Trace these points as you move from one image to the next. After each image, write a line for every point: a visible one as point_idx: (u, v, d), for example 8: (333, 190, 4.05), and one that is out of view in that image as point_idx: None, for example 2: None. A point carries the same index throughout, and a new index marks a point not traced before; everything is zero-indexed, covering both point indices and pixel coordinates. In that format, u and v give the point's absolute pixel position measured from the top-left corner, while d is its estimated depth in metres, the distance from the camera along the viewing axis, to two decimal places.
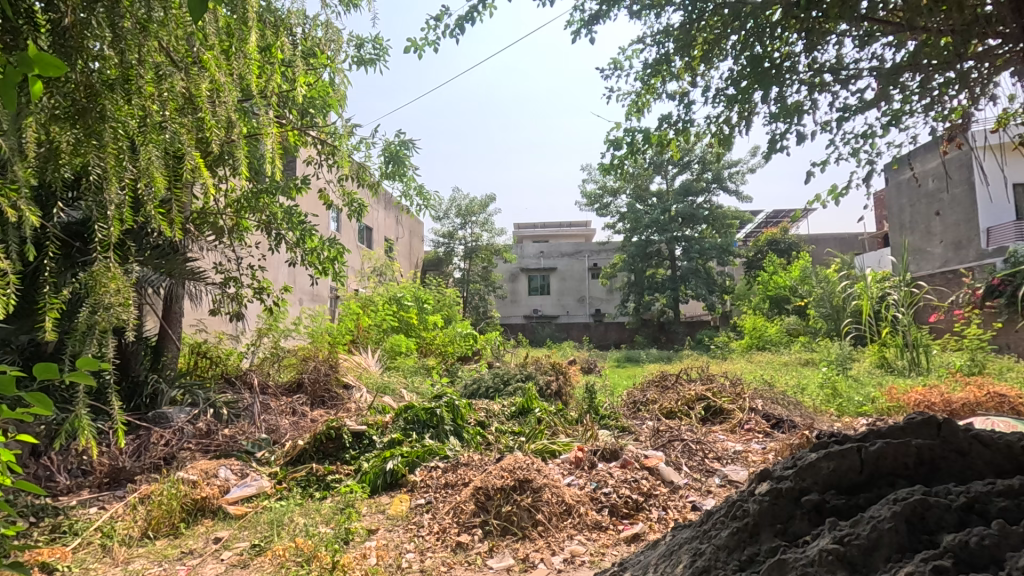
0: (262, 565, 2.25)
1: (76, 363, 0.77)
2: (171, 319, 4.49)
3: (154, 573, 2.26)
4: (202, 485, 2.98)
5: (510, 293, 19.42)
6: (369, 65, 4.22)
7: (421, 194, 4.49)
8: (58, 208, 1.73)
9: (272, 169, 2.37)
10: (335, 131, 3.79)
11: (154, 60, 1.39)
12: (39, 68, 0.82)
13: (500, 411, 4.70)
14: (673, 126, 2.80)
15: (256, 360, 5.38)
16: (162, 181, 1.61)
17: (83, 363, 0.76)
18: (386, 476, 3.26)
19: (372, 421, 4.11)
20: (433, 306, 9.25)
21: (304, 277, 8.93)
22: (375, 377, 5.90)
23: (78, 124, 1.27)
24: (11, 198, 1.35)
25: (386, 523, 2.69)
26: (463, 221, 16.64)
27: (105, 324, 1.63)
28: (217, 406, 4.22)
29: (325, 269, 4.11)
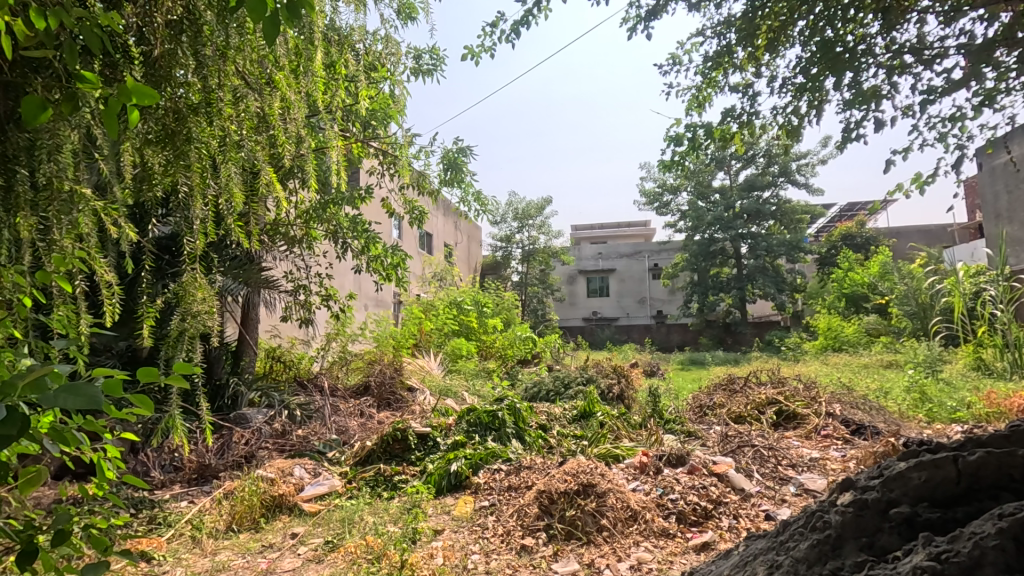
0: (335, 561, 2.34)
1: (175, 368, 0.84)
2: (249, 325, 4.77)
3: (239, 565, 2.41)
4: (279, 482, 3.15)
5: (569, 295, 19.33)
6: (426, 75, 4.32)
7: (479, 199, 4.55)
8: (152, 224, 1.89)
9: (339, 181, 2.47)
10: (396, 141, 3.91)
11: (232, 83, 1.48)
12: (135, 97, 0.89)
13: (561, 414, 4.68)
14: (737, 119, 2.70)
15: (326, 363, 5.63)
16: (241, 196, 1.72)
17: (179, 366, 0.82)
18: (451, 478, 3.32)
19: (436, 423, 4.20)
20: (493, 310, 9.36)
21: (369, 283, 9.30)
22: (437, 380, 6.03)
23: (168, 147, 1.38)
24: (113, 216, 1.49)
25: (451, 524, 2.74)
26: (520, 224, 16.72)
27: (193, 330, 1.76)
28: (291, 408, 4.45)
29: (389, 275, 4.25)
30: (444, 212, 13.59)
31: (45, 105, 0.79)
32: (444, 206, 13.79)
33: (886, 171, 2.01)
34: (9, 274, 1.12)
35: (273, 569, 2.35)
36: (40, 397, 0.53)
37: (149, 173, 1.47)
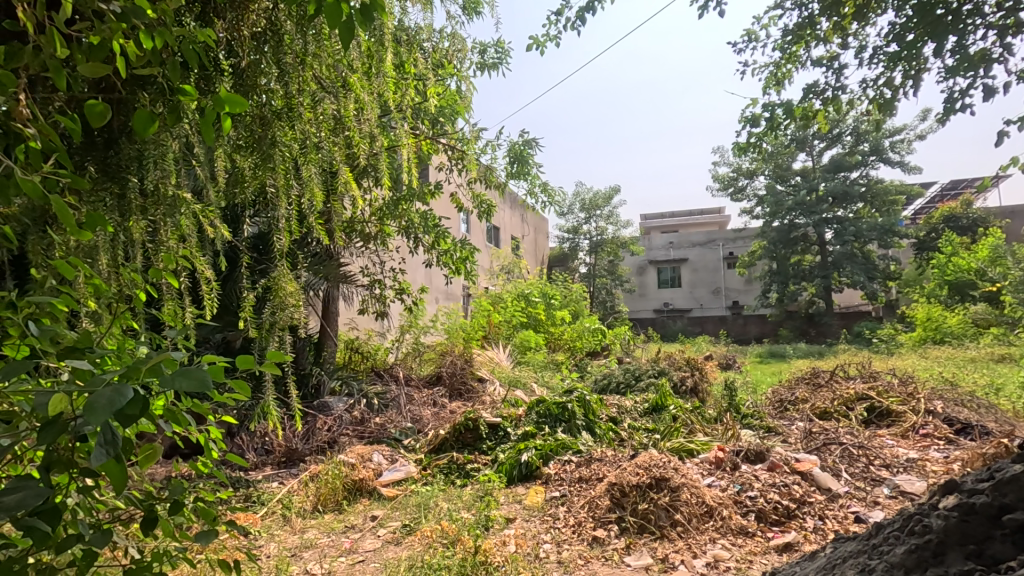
0: (412, 544, 2.44)
1: (269, 356, 0.91)
2: (330, 318, 5.04)
3: (325, 543, 2.57)
4: (359, 467, 3.32)
5: (639, 286, 18.92)
6: (492, 69, 4.35)
7: (546, 191, 4.54)
8: (243, 224, 2.04)
9: (410, 178, 2.55)
10: (463, 137, 3.97)
11: (310, 88, 1.56)
12: (227, 105, 0.96)
13: (632, 407, 4.62)
14: (820, 95, 2.53)
15: (401, 354, 5.85)
16: (320, 195, 1.82)
17: (273, 354, 0.88)
18: (522, 468, 3.37)
19: (506, 414, 4.26)
20: (561, 302, 9.34)
21: (439, 277, 9.57)
22: (507, 371, 6.11)
23: (256, 151, 1.49)
24: (210, 217, 1.62)
25: (523, 513, 2.78)
26: (588, 215, 16.51)
27: (282, 322, 1.88)
28: (369, 397, 4.67)
29: (458, 269, 4.34)
30: (511, 205, 13.67)
31: (154, 116, 0.86)
32: (511, 198, 13.87)
33: (997, 143, 1.82)
34: (128, 272, 1.25)
35: (356, 548, 2.48)
36: (160, 379, 0.59)
37: (240, 175, 1.59)
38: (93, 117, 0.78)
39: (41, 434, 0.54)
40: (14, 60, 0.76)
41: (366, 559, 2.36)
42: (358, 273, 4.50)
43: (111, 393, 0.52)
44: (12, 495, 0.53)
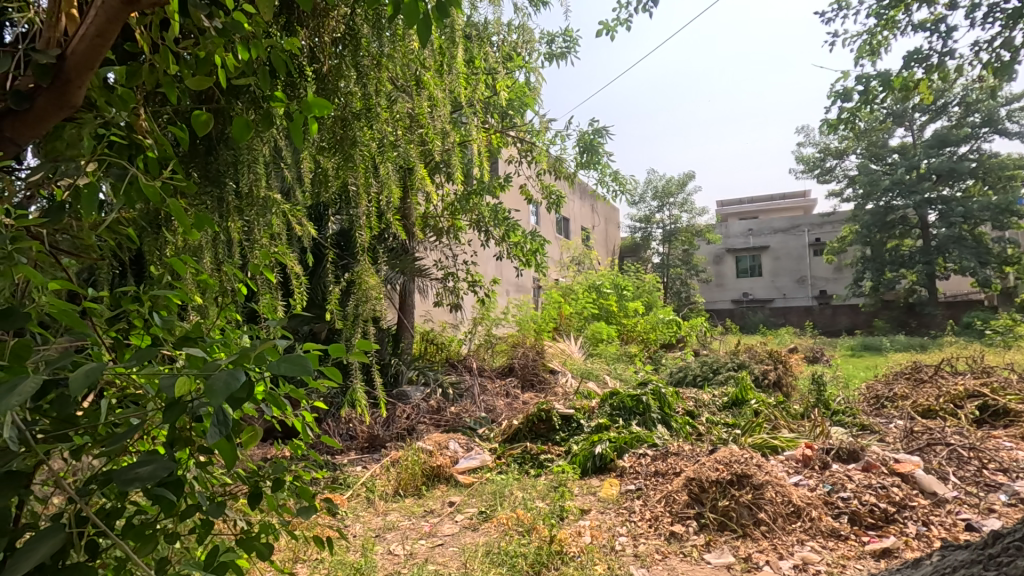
0: (489, 531, 2.50)
1: (357, 346, 0.98)
2: (406, 310, 5.23)
3: (406, 526, 2.68)
4: (436, 454, 3.44)
5: (716, 276, 18.18)
6: (560, 58, 4.30)
7: (617, 180, 4.45)
8: (328, 221, 2.16)
9: (481, 171, 2.59)
10: (532, 128, 3.97)
11: (386, 89, 1.62)
12: (313, 109, 1.01)
13: (710, 401, 4.47)
14: (922, 62, 2.31)
15: (474, 345, 5.97)
16: (398, 191, 1.89)
17: (362, 343, 0.93)
18: (596, 460, 3.35)
19: (579, 406, 4.26)
20: (633, 293, 9.15)
21: (510, 269, 9.68)
22: (578, 363, 6.10)
23: (338, 152, 1.57)
24: (298, 216, 1.73)
25: (598, 505, 2.77)
26: (660, 203, 16.02)
27: (365, 314, 1.98)
28: (444, 386, 4.81)
29: (529, 261, 4.35)
30: (581, 195, 13.50)
31: (250, 123, 0.93)
32: (582, 188, 13.71)
33: None
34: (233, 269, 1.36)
35: (435, 532, 2.58)
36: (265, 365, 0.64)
37: (324, 176, 1.68)
38: (198, 126, 0.86)
39: (166, 413, 0.60)
40: (133, 78, 0.84)
41: (444, 543, 2.44)
42: (432, 267, 4.63)
43: (226, 376, 0.57)
44: (144, 467, 0.59)
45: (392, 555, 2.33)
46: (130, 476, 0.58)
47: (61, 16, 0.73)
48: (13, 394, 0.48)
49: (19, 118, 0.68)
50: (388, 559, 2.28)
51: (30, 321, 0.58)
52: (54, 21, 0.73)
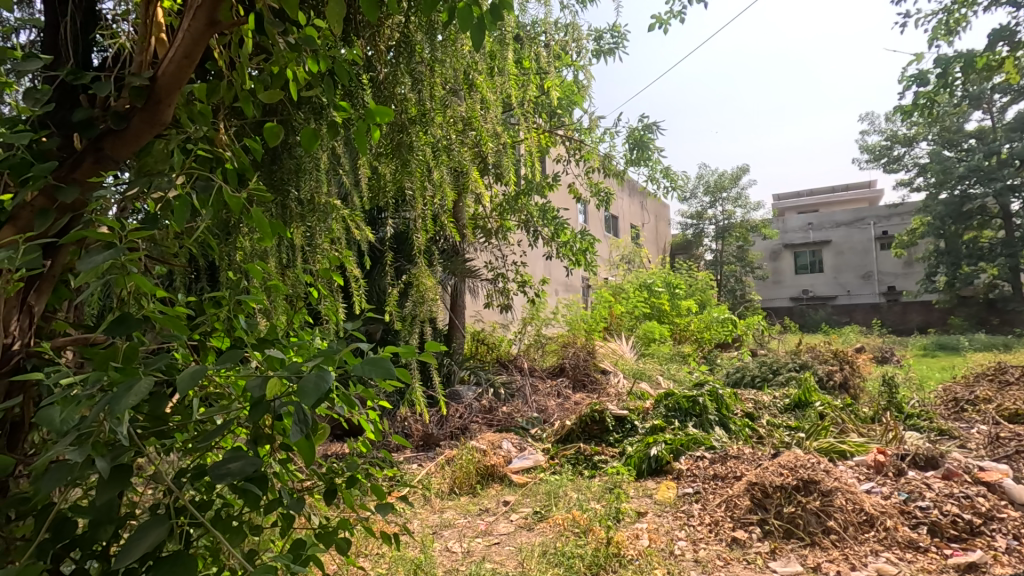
0: (545, 531, 2.50)
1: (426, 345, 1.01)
2: (457, 311, 5.30)
3: (462, 523, 2.72)
4: (490, 454, 3.47)
5: (773, 273, 17.50)
6: (608, 54, 4.25)
7: (669, 176, 4.36)
8: (384, 225, 2.22)
9: (532, 172, 2.60)
10: (581, 126, 3.94)
11: (440, 93, 1.65)
12: (376, 117, 1.04)
13: (770, 403, 4.32)
14: (1009, 39, 2.14)
15: (524, 345, 5.98)
16: (452, 194, 1.92)
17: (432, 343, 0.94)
18: (652, 462, 3.29)
19: (633, 406, 4.20)
20: (686, 291, 8.93)
21: (559, 269, 9.66)
22: (630, 363, 6.02)
23: (395, 157, 1.60)
24: (356, 220, 1.78)
25: (654, 508, 2.72)
26: (713, 198, 15.56)
27: (422, 315, 2.02)
28: (496, 386, 4.85)
29: (579, 260, 4.33)
30: (630, 192, 13.28)
31: (317, 133, 0.97)
32: (630, 185, 13.49)
33: None
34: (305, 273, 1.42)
35: (491, 531, 2.60)
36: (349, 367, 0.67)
37: (381, 181, 1.72)
38: (270, 136, 0.91)
39: (254, 411, 0.63)
40: (213, 94, 0.89)
41: (500, 542, 2.46)
42: (482, 267, 4.67)
43: (315, 378, 0.59)
44: (234, 463, 0.62)
45: (449, 551, 2.37)
46: (223, 471, 0.61)
47: (151, 40, 0.79)
48: (129, 393, 0.52)
49: (118, 137, 0.72)
50: (446, 555, 2.32)
51: (140, 328, 0.66)
52: (145, 43, 0.79)
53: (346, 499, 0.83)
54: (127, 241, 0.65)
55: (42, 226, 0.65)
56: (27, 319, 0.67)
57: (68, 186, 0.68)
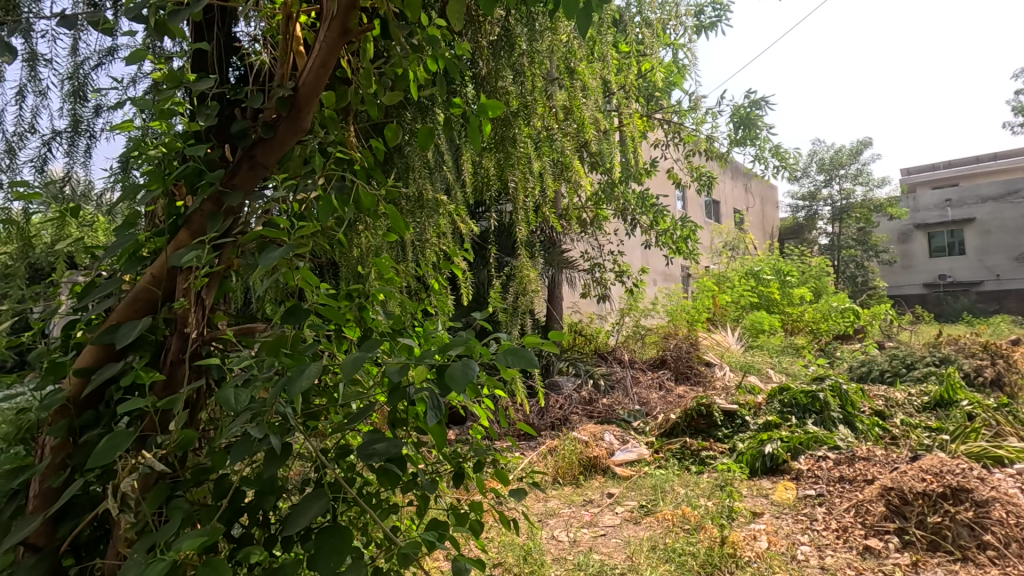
0: (652, 526, 2.45)
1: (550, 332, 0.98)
2: (554, 302, 5.30)
3: (566, 513, 2.73)
4: (593, 445, 3.46)
5: (902, 257, 15.74)
6: (709, 29, 4.01)
7: (779, 155, 4.05)
8: (486, 219, 2.26)
9: (633, 158, 2.52)
10: (681, 108, 3.75)
11: (540, 83, 1.63)
12: (489, 110, 1.04)
13: (904, 400, 3.90)
14: None
15: (622, 336, 5.86)
16: (554, 185, 1.90)
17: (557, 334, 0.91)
18: (766, 460, 3.10)
19: (743, 401, 3.97)
20: (798, 279, 8.29)
21: (656, 258, 9.35)
22: (737, 356, 5.71)
23: (498, 150, 1.61)
24: (461, 215, 1.83)
25: (772, 509, 2.55)
26: (828, 176, 14.23)
27: (524, 306, 2.03)
28: (595, 377, 4.80)
29: (680, 248, 4.15)
30: (733, 174, 12.48)
31: (434, 132, 1.00)
32: (733, 168, 12.68)
33: None
34: (422, 266, 1.48)
35: (597, 522, 2.58)
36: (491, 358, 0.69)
37: (485, 175, 1.74)
38: (392, 136, 0.95)
39: (394, 395, 0.67)
40: (342, 100, 0.95)
41: (607, 534, 2.43)
42: (578, 258, 4.63)
43: (461, 366, 0.62)
44: (380, 444, 0.67)
45: (556, 540, 2.39)
46: (370, 451, 0.66)
47: (291, 53, 0.86)
48: (302, 376, 0.58)
49: (268, 145, 0.79)
50: (553, 544, 2.34)
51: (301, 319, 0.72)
52: (286, 57, 0.86)
53: (476, 484, 0.86)
54: (291, 239, 0.72)
55: (215, 227, 0.73)
56: (202, 312, 0.75)
57: (232, 191, 0.76)
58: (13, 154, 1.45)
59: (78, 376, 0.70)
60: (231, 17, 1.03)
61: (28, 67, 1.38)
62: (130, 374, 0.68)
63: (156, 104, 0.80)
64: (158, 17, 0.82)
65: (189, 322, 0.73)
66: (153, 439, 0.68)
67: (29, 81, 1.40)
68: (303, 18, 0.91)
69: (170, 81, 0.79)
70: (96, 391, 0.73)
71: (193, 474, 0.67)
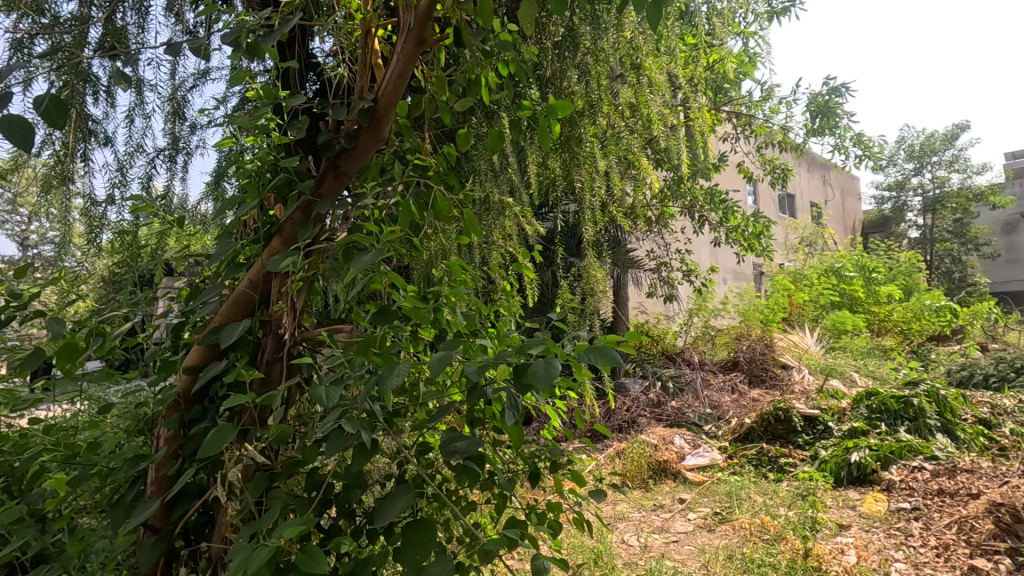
0: (728, 534, 2.35)
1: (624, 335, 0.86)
2: (620, 303, 5.22)
3: (636, 517, 2.68)
4: (662, 449, 3.37)
5: (1007, 249, 14.32)
6: (781, 14, 3.81)
7: (862, 143, 3.79)
8: (552, 220, 2.26)
9: (703, 153, 2.44)
10: (751, 99, 3.59)
11: (605, 81, 1.61)
12: (558, 111, 1.03)
13: (1015, 408, 3.55)
14: None
15: (691, 338, 5.68)
16: (621, 184, 1.87)
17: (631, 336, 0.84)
18: (852, 469, 2.91)
19: (826, 406, 3.74)
20: (886, 275, 7.72)
21: (725, 256, 9.00)
22: (817, 358, 5.39)
23: (564, 152, 1.61)
24: (528, 217, 1.83)
25: (860, 521, 2.39)
26: (918, 164, 13.16)
27: (592, 306, 2.01)
28: (663, 379, 4.69)
29: (752, 245, 3.96)
30: (809, 166, 11.80)
31: (504, 135, 1.01)
32: (810, 159, 11.99)
33: None
34: (491, 268, 1.50)
35: (668, 528, 2.52)
36: (573, 357, 0.69)
37: (551, 177, 1.74)
38: (463, 141, 0.97)
39: (474, 394, 0.68)
40: (416, 108, 0.98)
41: (680, 540, 2.37)
42: (644, 257, 4.53)
43: (544, 365, 0.62)
44: (460, 442, 0.67)
45: (627, 544, 2.35)
46: (451, 449, 0.67)
47: (370, 67, 0.90)
48: (392, 374, 0.60)
49: (349, 154, 0.83)
50: (624, 548, 2.30)
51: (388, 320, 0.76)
52: (365, 71, 0.90)
53: (553, 485, 0.86)
54: (375, 245, 0.76)
55: (305, 234, 0.77)
56: (294, 315, 0.80)
57: (321, 199, 0.80)
58: (125, 172, 1.59)
59: (188, 373, 0.77)
60: (311, 37, 1.09)
61: (136, 92, 1.51)
62: (232, 372, 0.73)
63: (252, 121, 0.86)
64: (250, 40, 0.88)
65: (283, 324, 0.78)
66: (253, 434, 0.73)
67: (135, 104, 1.53)
68: (381, 32, 0.94)
69: (265, 99, 0.85)
70: (202, 388, 0.79)
71: (288, 466, 0.71)
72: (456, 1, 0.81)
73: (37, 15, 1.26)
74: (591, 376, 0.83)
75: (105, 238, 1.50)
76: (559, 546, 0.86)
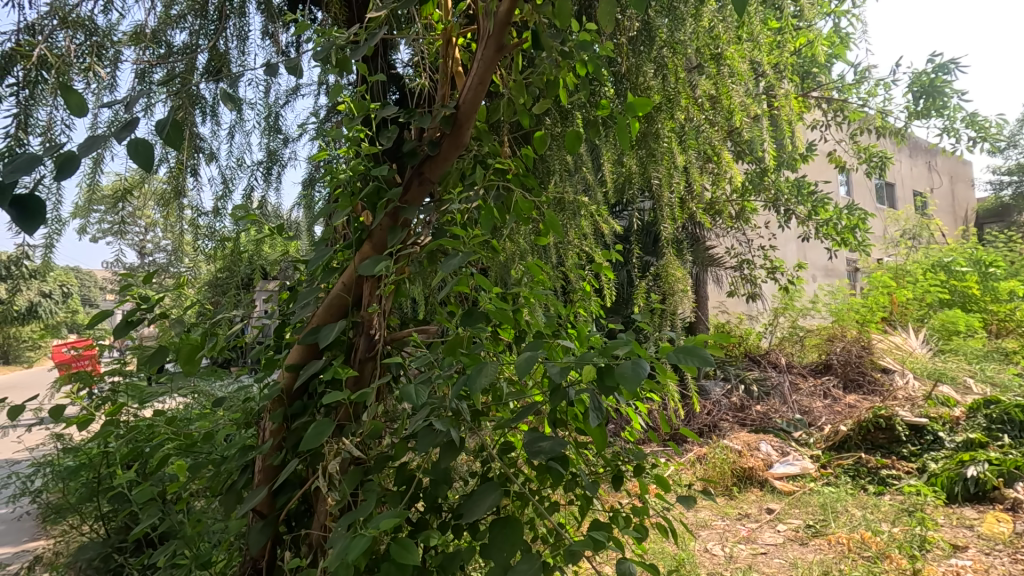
0: (823, 548, 2.20)
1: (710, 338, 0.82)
2: (698, 302, 5.03)
3: (720, 526, 2.56)
4: (747, 455, 3.21)
5: None
6: None
7: (976, 123, 3.42)
8: (628, 218, 2.22)
9: (789, 143, 2.30)
10: (843, 83, 3.33)
11: (684, 73, 1.56)
12: (637, 109, 1.01)
13: None
14: None
15: (776, 339, 5.37)
16: (700, 179, 1.81)
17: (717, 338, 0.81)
18: (969, 484, 2.63)
19: (935, 414, 3.41)
20: (1005, 270, 6.93)
21: (813, 252, 8.43)
22: (923, 361, 4.94)
23: (641, 149, 1.57)
24: (603, 215, 1.81)
25: (979, 543, 2.16)
26: None
27: (671, 304, 1.95)
28: (747, 383, 4.47)
29: (846, 239, 3.69)
30: (911, 152, 10.81)
31: (583, 134, 1.00)
32: (912, 144, 10.98)
33: None
34: (567, 268, 1.49)
35: (756, 539, 2.40)
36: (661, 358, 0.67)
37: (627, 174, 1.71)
38: (541, 142, 0.98)
39: (557, 394, 0.68)
40: (495, 112, 0.99)
41: (769, 552, 2.24)
42: (724, 254, 4.34)
43: (632, 366, 0.61)
44: (544, 442, 0.67)
45: (710, 553, 2.26)
46: (536, 448, 0.67)
47: (451, 74, 0.93)
48: (481, 374, 0.62)
49: (432, 160, 0.85)
50: (707, 557, 2.22)
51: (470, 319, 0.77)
52: (446, 79, 0.92)
53: (636, 488, 0.85)
54: (460, 248, 0.78)
55: (393, 238, 0.81)
56: (384, 315, 0.83)
57: (408, 205, 0.84)
58: (228, 185, 1.72)
59: (290, 371, 0.83)
60: (393, 49, 1.14)
61: (236, 110, 1.64)
62: (330, 370, 0.77)
63: (344, 133, 0.91)
64: (341, 56, 0.93)
65: (374, 325, 0.82)
66: (349, 429, 0.77)
67: (236, 122, 1.66)
68: (461, 40, 0.97)
69: (356, 112, 0.90)
70: (302, 385, 0.85)
71: (382, 460, 0.74)
72: (535, 4, 0.82)
73: (156, 45, 1.40)
74: (677, 378, 0.80)
75: (210, 245, 1.64)
76: (642, 551, 0.84)
